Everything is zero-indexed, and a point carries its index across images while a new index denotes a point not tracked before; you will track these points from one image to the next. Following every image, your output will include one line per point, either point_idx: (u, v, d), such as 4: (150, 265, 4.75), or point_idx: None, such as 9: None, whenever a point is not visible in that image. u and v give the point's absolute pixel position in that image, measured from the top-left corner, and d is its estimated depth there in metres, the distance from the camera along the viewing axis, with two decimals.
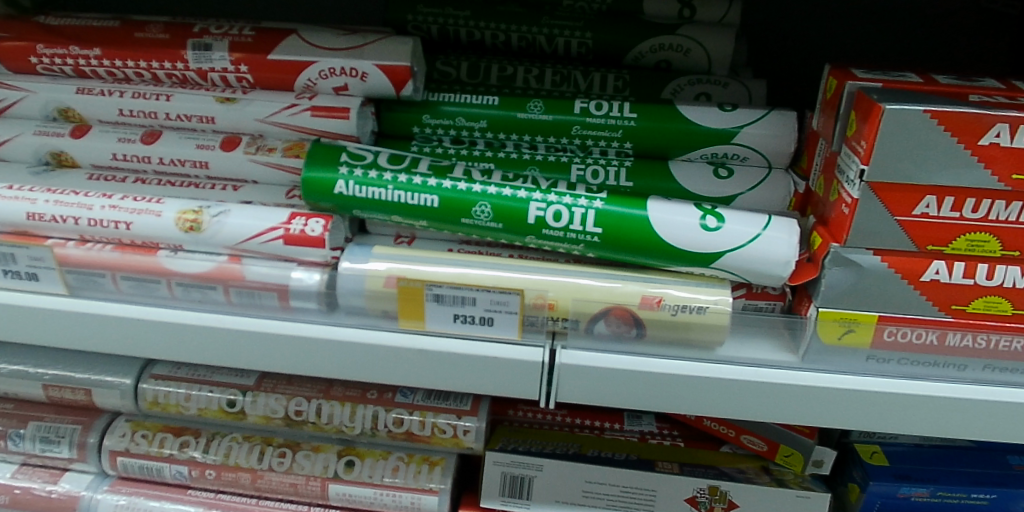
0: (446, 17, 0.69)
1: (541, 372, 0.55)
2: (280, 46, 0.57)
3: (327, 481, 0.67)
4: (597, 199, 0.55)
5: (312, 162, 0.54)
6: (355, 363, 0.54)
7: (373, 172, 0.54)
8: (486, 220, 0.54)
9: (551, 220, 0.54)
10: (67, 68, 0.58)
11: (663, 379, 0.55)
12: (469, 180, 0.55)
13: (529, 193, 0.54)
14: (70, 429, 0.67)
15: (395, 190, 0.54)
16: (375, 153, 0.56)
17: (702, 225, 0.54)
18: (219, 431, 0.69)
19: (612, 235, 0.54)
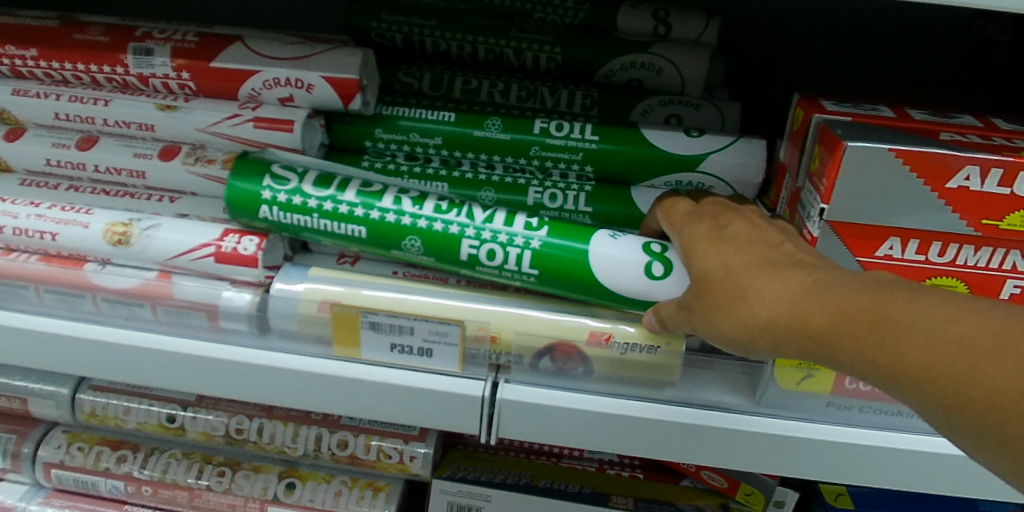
0: (410, 26, 0.66)
1: (481, 406, 0.52)
2: (225, 53, 0.55)
3: (266, 503, 0.64)
4: (533, 240, 0.51)
5: (235, 181, 0.52)
6: (283, 389, 0.52)
7: (298, 199, 0.51)
8: (416, 251, 0.52)
9: (485, 258, 0.51)
10: (4, 68, 0.55)
11: (607, 420, 0.52)
12: (399, 210, 0.52)
13: (461, 228, 0.51)
14: (5, 437, 0.64)
15: (321, 219, 0.52)
16: (303, 173, 0.53)
17: (648, 273, 0.51)
18: (158, 446, 0.65)
19: (551, 272, 0.51)
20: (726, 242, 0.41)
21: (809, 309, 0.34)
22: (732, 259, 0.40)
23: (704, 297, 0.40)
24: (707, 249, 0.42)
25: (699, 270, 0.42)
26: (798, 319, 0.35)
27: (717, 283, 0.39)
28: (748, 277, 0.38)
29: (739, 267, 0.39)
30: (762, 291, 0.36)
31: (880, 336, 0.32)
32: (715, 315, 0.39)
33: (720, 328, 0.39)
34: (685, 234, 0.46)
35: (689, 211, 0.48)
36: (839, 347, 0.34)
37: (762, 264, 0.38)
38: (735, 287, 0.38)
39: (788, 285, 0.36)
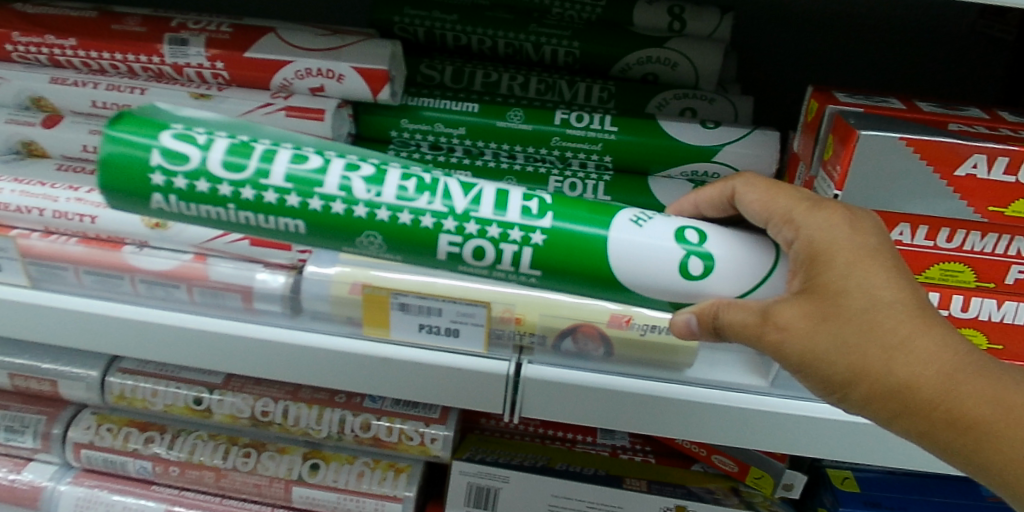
0: (432, 21, 0.68)
1: (506, 384, 0.54)
2: (258, 44, 0.57)
3: (291, 483, 0.66)
4: (534, 233, 0.41)
5: (112, 157, 0.40)
6: (317, 368, 0.54)
7: (202, 184, 0.40)
8: (378, 248, 0.42)
9: (470, 257, 0.42)
10: (42, 57, 0.57)
11: (622, 398, 0.54)
12: (346, 196, 0.41)
13: (435, 220, 0.41)
14: (36, 419, 0.65)
15: (241, 210, 0.41)
16: (204, 144, 0.41)
17: (686, 274, 0.41)
18: (185, 428, 0.67)
19: (550, 265, 0.42)
20: (871, 258, 0.37)
21: (960, 381, 0.37)
22: (882, 291, 0.37)
23: (836, 323, 0.37)
24: (849, 259, 0.37)
25: (825, 282, 0.37)
26: (927, 394, 0.37)
27: (857, 313, 0.37)
28: (905, 326, 0.36)
29: (889, 310, 0.37)
30: (922, 347, 0.37)
31: (991, 439, 0.37)
32: (825, 344, 0.37)
33: (826, 359, 0.38)
34: (796, 222, 0.39)
35: (785, 191, 0.41)
36: (935, 429, 0.38)
37: (918, 317, 0.37)
38: (884, 334, 0.37)
39: (941, 360, 0.37)
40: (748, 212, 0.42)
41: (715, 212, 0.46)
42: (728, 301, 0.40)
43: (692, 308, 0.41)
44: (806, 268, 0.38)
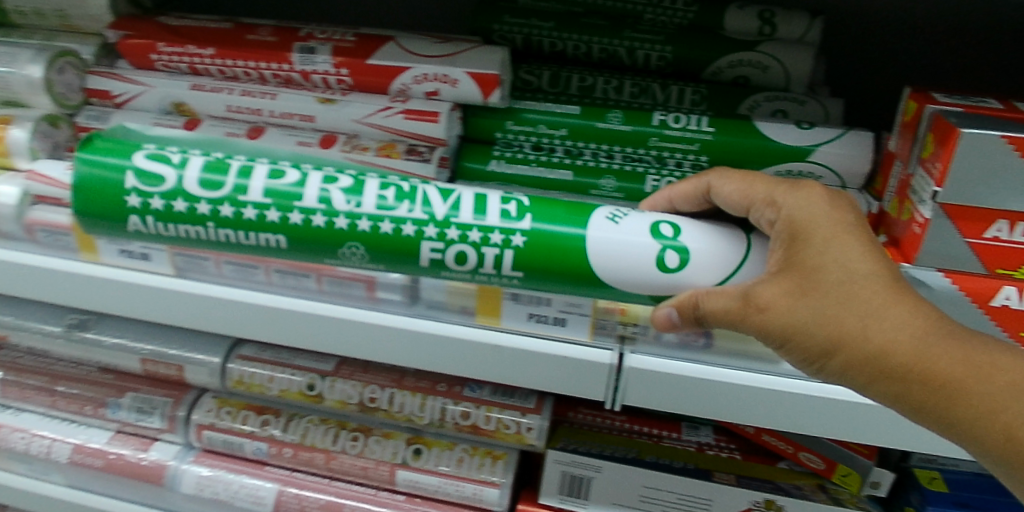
0: (530, 28, 0.71)
1: (609, 374, 0.57)
2: (378, 52, 0.61)
3: (396, 467, 0.70)
4: (514, 235, 0.48)
5: (93, 182, 0.49)
6: (435, 355, 0.58)
7: (179, 203, 0.49)
8: (361, 257, 0.50)
9: (453, 260, 0.49)
10: (183, 66, 0.61)
11: (735, 390, 0.56)
12: (328, 209, 0.49)
13: (417, 229, 0.48)
14: (163, 401, 0.69)
15: (220, 227, 0.49)
16: (177, 167, 0.49)
17: (662, 266, 0.48)
18: (298, 412, 0.71)
19: (532, 267, 0.49)
20: (844, 235, 0.43)
21: (931, 345, 0.41)
22: (858, 263, 0.42)
23: (811, 293, 0.42)
24: (825, 236, 0.43)
25: (802, 258, 0.43)
26: (900, 358, 0.41)
27: (834, 285, 0.41)
28: (877, 297, 0.41)
29: (863, 280, 0.41)
30: (893, 314, 0.41)
31: (961, 395, 0.42)
32: (804, 316, 0.42)
33: (806, 330, 0.42)
34: (778, 204, 0.46)
35: (759, 184, 0.48)
36: (911, 392, 0.42)
37: (889, 287, 0.42)
38: (856, 303, 0.41)
39: (912, 325, 0.41)
40: (727, 201, 0.49)
41: (690, 206, 0.53)
42: (707, 291, 0.45)
43: (671, 303, 0.46)
44: (787, 246, 0.44)
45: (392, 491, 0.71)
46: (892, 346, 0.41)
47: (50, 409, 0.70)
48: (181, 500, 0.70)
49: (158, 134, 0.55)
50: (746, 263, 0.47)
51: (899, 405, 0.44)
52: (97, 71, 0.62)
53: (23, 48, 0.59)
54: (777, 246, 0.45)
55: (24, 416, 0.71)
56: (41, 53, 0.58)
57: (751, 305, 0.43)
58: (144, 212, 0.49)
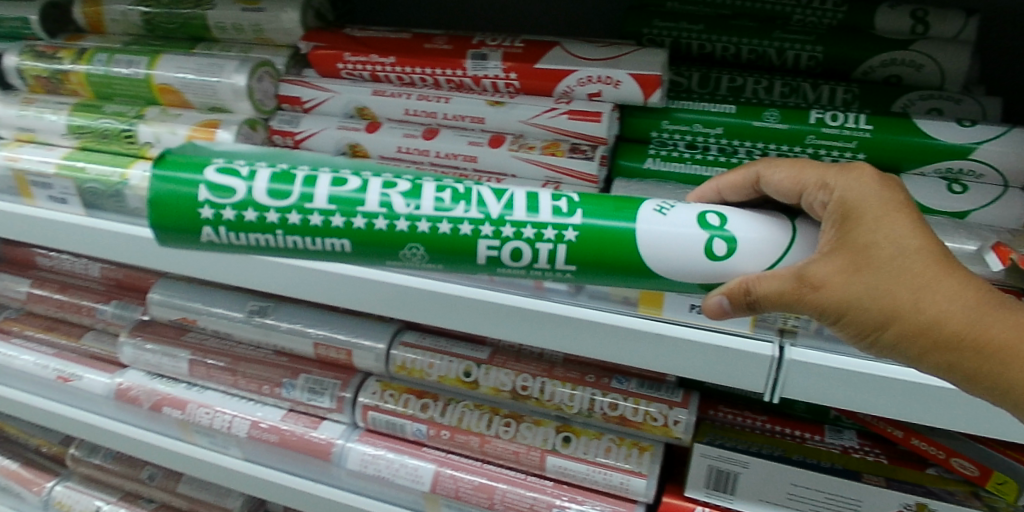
0: (680, 31, 0.73)
1: (771, 365, 0.57)
2: (546, 57, 0.64)
3: (546, 453, 0.73)
4: (566, 230, 0.44)
5: (164, 194, 0.45)
6: (599, 341, 0.60)
7: (249, 213, 0.44)
8: (421, 258, 0.46)
9: (509, 258, 0.45)
10: (365, 73, 0.67)
11: (947, 392, 0.54)
12: (388, 212, 0.44)
13: (474, 227, 0.44)
14: (332, 383, 0.75)
15: (289, 235, 0.45)
16: (246, 178, 0.45)
17: (710, 254, 0.43)
18: (454, 398, 0.76)
19: (587, 263, 0.45)
20: (895, 212, 0.40)
21: (986, 318, 0.39)
22: (909, 238, 0.39)
23: (861, 270, 0.39)
24: (875, 213, 0.40)
25: (852, 237, 0.40)
26: (956, 332, 0.39)
27: (886, 262, 0.39)
28: (927, 270, 0.39)
29: (916, 255, 0.39)
30: (946, 287, 0.39)
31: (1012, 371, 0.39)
32: (857, 293, 0.39)
33: (860, 309, 0.39)
34: (829, 185, 0.42)
35: (809, 168, 0.45)
36: (974, 369, 0.40)
37: (940, 261, 0.39)
38: (909, 278, 0.39)
39: (969, 299, 0.39)
40: (777, 189, 0.46)
41: (740, 197, 0.49)
42: (756, 274, 0.42)
43: (721, 290, 0.43)
44: (838, 226, 0.41)
45: (540, 477, 0.75)
46: (947, 321, 0.39)
47: (230, 387, 0.76)
48: (347, 476, 0.75)
49: (224, 148, 0.49)
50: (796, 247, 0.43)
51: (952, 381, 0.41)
52: (289, 80, 0.68)
53: (229, 59, 0.65)
54: (826, 228, 0.42)
55: (207, 394, 0.76)
56: (244, 64, 0.64)
57: (800, 286, 0.40)
58: (216, 223, 0.45)
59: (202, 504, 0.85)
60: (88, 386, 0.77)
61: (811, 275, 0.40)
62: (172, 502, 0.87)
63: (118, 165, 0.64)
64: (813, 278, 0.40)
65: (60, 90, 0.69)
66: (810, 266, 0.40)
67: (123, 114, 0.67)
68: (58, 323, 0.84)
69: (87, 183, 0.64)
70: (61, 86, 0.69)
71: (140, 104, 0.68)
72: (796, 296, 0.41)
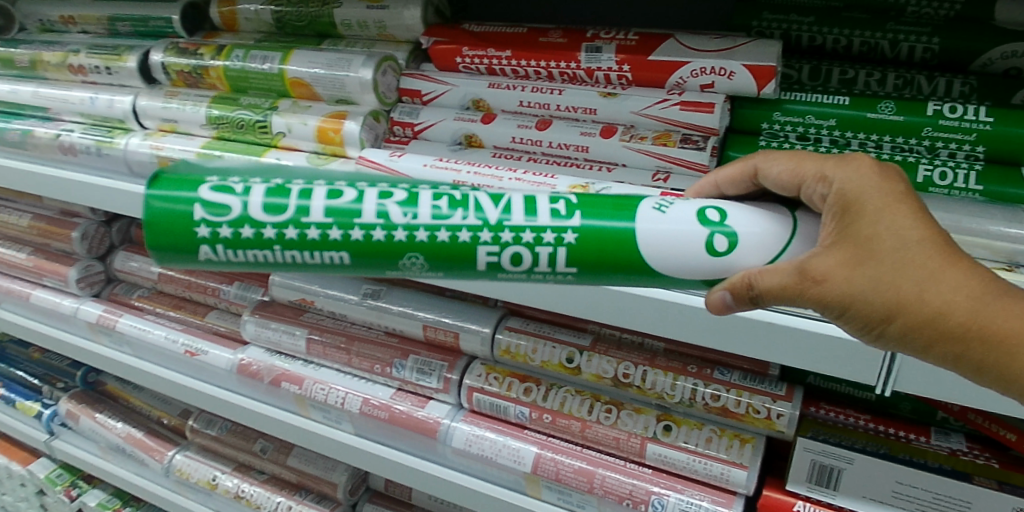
0: (790, 23, 0.73)
1: (882, 361, 0.53)
2: (659, 48, 0.66)
3: (647, 440, 0.74)
4: (565, 233, 0.43)
5: (157, 214, 0.43)
6: (703, 329, 0.58)
7: (246, 230, 0.42)
8: (421, 266, 0.44)
9: (509, 263, 0.43)
10: (482, 67, 0.70)
11: None
12: (386, 223, 0.43)
13: (474, 234, 0.42)
14: (440, 365, 0.79)
15: (286, 251, 0.43)
16: (241, 195, 0.43)
17: (711, 250, 0.43)
18: (556, 383, 0.78)
19: (587, 267, 0.43)
20: (897, 204, 0.39)
21: (993, 308, 0.38)
22: (910, 230, 0.38)
23: (862, 263, 0.38)
24: (878, 205, 0.39)
25: (856, 230, 0.39)
26: (962, 322, 0.38)
27: (888, 254, 0.38)
28: (931, 261, 0.38)
29: (920, 247, 0.38)
30: (951, 277, 0.38)
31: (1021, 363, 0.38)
32: (860, 285, 0.38)
33: (865, 302, 0.38)
34: (828, 178, 0.41)
35: (809, 162, 0.44)
36: (985, 360, 0.39)
37: (943, 250, 0.38)
38: (912, 270, 0.38)
39: (976, 288, 0.38)
40: (777, 184, 0.45)
41: (738, 191, 0.49)
42: (759, 269, 0.41)
43: (725, 285, 0.42)
44: (839, 220, 0.40)
45: (639, 464, 0.76)
46: (952, 311, 0.38)
47: (345, 366, 0.81)
48: (451, 454, 0.78)
49: (217, 163, 0.47)
50: (796, 241, 0.42)
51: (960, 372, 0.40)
52: (409, 73, 0.72)
53: (356, 54, 0.69)
54: (824, 221, 0.41)
55: (322, 371, 0.82)
56: (370, 58, 0.68)
57: (803, 280, 0.39)
58: (213, 242, 0.43)
59: (309, 478, 0.91)
60: (213, 360, 0.83)
61: (812, 268, 0.39)
62: (282, 474, 0.93)
63: (253, 154, 0.71)
64: (816, 272, 0.39)
65: (200, 84, 0.74)
66: (811, 259, 0.40)
67: (258, 106, 0.71)
68: (184, 302, 0.92)
69: None
70: (200, 80, 0.74)
71: (273, 96, 0.73)
72: (799, 290, 0.40)
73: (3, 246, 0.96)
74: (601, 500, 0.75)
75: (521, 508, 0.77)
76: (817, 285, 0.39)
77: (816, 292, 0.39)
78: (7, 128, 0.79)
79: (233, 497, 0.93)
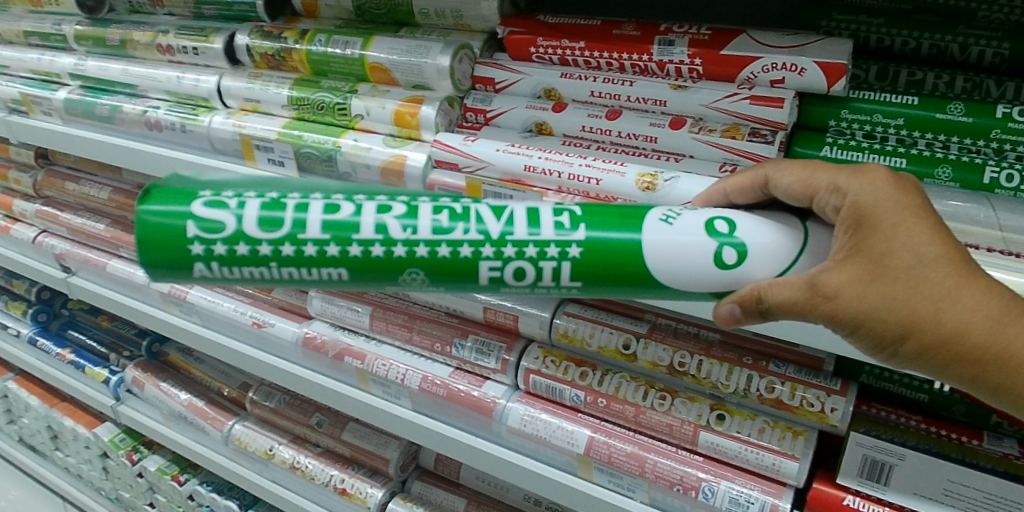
0: (858, 24, 0.73)
1: None
2: (732, 43, 0.66)
3: (699, 428, 0.75)
4: (570, 247, 0.45)
5: (157, 230, 0.45)
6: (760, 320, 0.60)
7: (242, 247, 0.45)
8: (422, 281, 0.47)
9: (512, 278, 0.46)
10: (555, 57, 0.72)
11: None
12: (385, 238, 0.45)
13: (474, 250, 0.45)
14: (498, 346, 0.82)
15: (281, 267, 0.46)
16: (236, 211, 0.45)
17: (720, 262, 0.45)
18: (611, 368, 0.80)
19: (589, 281, 0.46)
20: (912, 217, 0.41)
21: (1004, 328, 0.41)
22: (927, 246, 0.40)
23: (878, 279, 0.40)
24: (893, 218, 0.41)
25: (870, 243, 0.41)
26: (970, 339, 0.41)
27: (904, 270, 0.40)
28: (948, 280, 0.40)
29: (933, 262, 0.40)
30: (965, 296, 0.40)
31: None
32: (875, 301, 0.40)
33: (878, 317, 0.41)
34: (842, 189, 0.43)
35: (822, 172, 0.45)
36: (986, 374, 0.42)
37: (959, 270, 0.40)
38: (929, 288, 0.40)
39: (985, 306, 0.41)
40: (788, 193, 0.47)
41: (743, 198, 0.51)
42: (767, 283, 0.43)
43: (732, 299, 0.45)
44: (852, 232, 0.42)
45: (690, 452, 0.77)
46: (964, 328, 0.41)
47: (405, 343, 0.85)
48: (506, 432, 0.81)
49: (213, 178, 0.50)
50: (804, 255, 0.45)
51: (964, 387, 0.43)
52: (483, 61, 0.74)
53: (434, 41, 0.71)
54: (838, 231, 0.43)
55: (382, 347, 0.86)
56: (448, 46, 0.70)
57: (817, 294, 0.42)
58: (208, 258, 0.46)
59: (363, 453, 0.94)
60: (279, 332, 0.88)
61: (827, 283, 0.41)
62: (336, 448, 0.96)
63: (332, 134, 0.74)
64: (831, 286, 0.41)
65: (282, 67, 0.77)
66: (825, 273, 0.42)
67: (337, 89, 0.75)
68: None
69: (303, 148, 0.74)
70: (283, 63, 0.77)
71: (352, 81, 0.76)
72: (812, 304, 0.42)
73: (83, 218, 1.01)
74: (652, 485, 0.77)
75: (571, 488, 0.79)
76: (832, 300, 0.41)
77: (830, 307, 0.41)
78: (97, 103, 0.83)
79: (289, 467, 0.97)
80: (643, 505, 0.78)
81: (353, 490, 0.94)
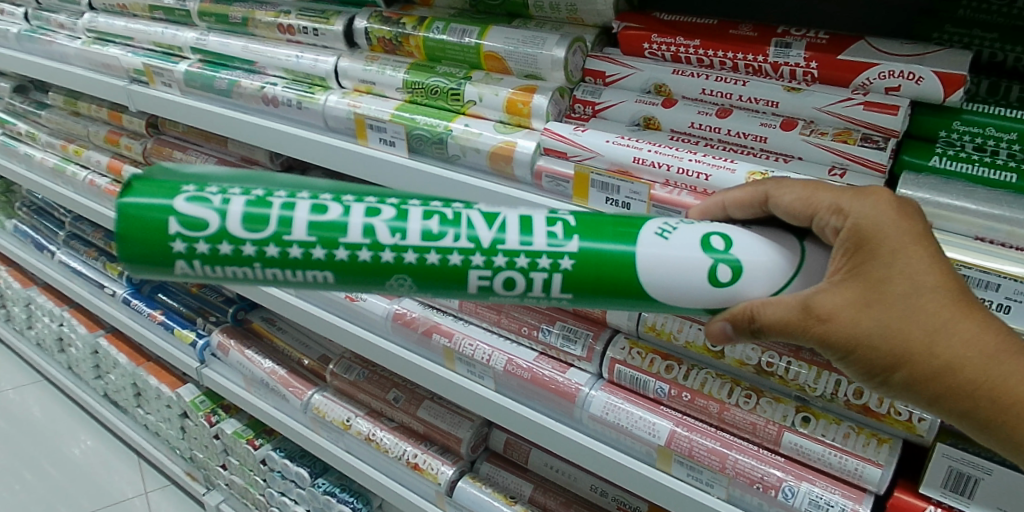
0: (971, 38, 0.70)
1: None
2: (849, 49, 0.66)
3: (784, 429, 0.75)
4: (562, 258, 0.48)
5: (139, 223, 0.46)
6: None
7: (224, 246, 0.46)
8: (409, 287, 0.49)
9: (502, 286, 0.48)
10: (668, 54, 0.73)
11: None
12: (374, 242, 0.47)
13: (464, 258, 0.47)
14: (585, 334, 0.85)
15: (265, 268, 0.47)
16: (219, 208, 0.46)
17: (715, 279, 0.48)
18: (697, 364, 0.81)
19: (575, 292, 0.49)
20: (911, 247, 0.45)
21: (994, 363, 0.45)
22: (924, 275, 0.44)
23: (872, 303, 0.45)
24: (892, 246, 0.45)
25: (867, 269, 0.45)
26: (960, 368, 0.45)
27: (897, 297, 0.44)
28: (942, 312, 0.44)
29: (927, 294, 0.44)
30: (956, 328, 0.44)
31: (1011, 415, 0.45)
32: (867, 323, 0.45)
33: (870, 341, 0.45)
34: (844, 212, 0.47)
35: (823, 192, 0.49)
36: (976, 406, 0.46)
37: (955, 302, 0.45)
38: (921, 316, 0.44)
39: (976, 339, 0.45)
40: (789, 211, 0.50)
41: (742, 212, 0.55)
42: (762, 302, 0.47)
43: (726, 315, 0.49)
44: (850, 256, 0.46)
45: (773, 452, 0.76)
46: (953, 358, 0.45)
47: (493, 325, 0.91)
48: (587, 419, 0.83)
49: (196, 172, 0.51)
50: (797, 278, 0.49)
51: (950, 417, 0.47)
52: (595, 55, 0.77)
53: (549, 33, 0.73)
54: (837, 253, 0.47)
55: (469, 327, 0.92)
56: (564, 38, 0.72)
57: (812, 314, 0.45)
58: (190, 256, 0.47)
59: (437, 431, 0.97)
60: (371, 308, 0.97)
61: (822, 304, 0.45)
62: (410, 424, 0.99)
63: (444, 119, 0.77)
64: (826, 306, 0.45)
65: (398, 51, 0.81)
66: (820, 293, 0.46)
67: (452, 74, 0.78)
68: None
69: (416, 130, 0.77)
70: (399, 48, 0.80)
71: (466, 67, 0.79)
72: (806, 323, 0.46)
73: None
74: (731, 482, 0.76)
75: (647, 478, 0.80)
76: (825, 321, 0.45)
77: (823, 328, 0.45)
78: (216, 77, 0.88)
79: (365, 439, 1.01)
80: (720, 501, 0.78)
81: (425, 465, 0.96)
